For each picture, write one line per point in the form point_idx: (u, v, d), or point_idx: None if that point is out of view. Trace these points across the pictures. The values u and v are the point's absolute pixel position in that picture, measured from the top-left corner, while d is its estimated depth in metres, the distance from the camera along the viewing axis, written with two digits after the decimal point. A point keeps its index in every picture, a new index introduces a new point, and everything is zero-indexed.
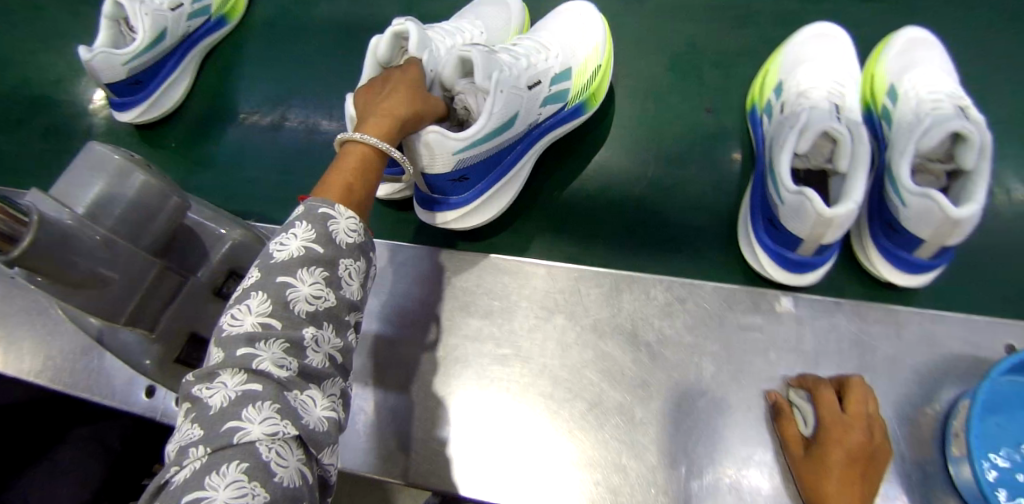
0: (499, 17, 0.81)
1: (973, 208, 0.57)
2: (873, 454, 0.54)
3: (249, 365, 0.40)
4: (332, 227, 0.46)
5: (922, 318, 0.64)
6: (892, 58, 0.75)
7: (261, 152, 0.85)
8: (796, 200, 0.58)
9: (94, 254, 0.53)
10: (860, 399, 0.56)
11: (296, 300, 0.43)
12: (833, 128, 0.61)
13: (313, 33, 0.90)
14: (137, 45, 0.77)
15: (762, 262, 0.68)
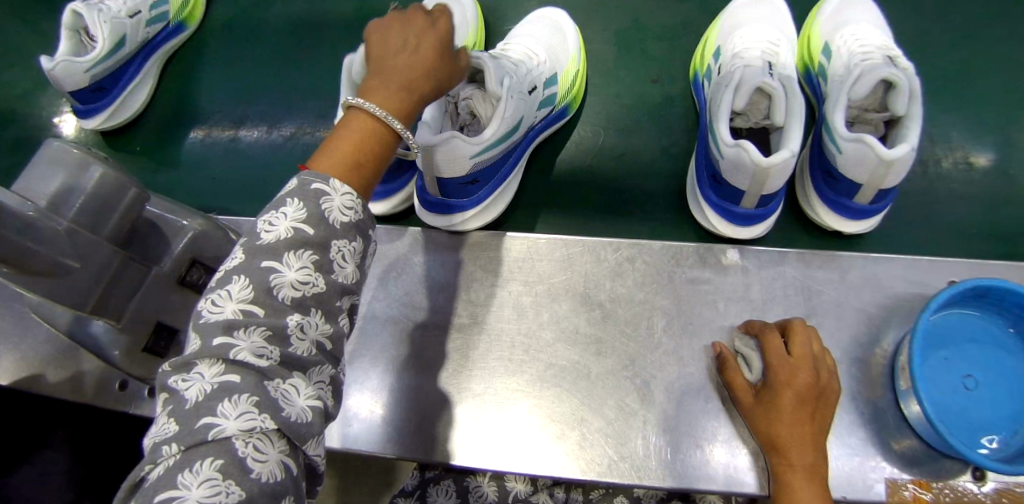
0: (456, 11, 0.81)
1: (904, 149, 0.57)
2: (823, 393, 0.54)
3: (225, 356, 0.35)
4: (324, 206, 0.40)
5: (865, 260, 0.65)
6: (825, 17, 0.75)
7: (221, 151, 0.88)
8: (733, 154, 0.58)
9: (57, 243, 0.54)
10: (803, 340, 0.55)
11: (279, 286, 0.38)
12: (766, 82, 0.60)
13: (272, 32, 0.92)
14: (96, 52, 0.79)
15: (710, 218, 0.70)
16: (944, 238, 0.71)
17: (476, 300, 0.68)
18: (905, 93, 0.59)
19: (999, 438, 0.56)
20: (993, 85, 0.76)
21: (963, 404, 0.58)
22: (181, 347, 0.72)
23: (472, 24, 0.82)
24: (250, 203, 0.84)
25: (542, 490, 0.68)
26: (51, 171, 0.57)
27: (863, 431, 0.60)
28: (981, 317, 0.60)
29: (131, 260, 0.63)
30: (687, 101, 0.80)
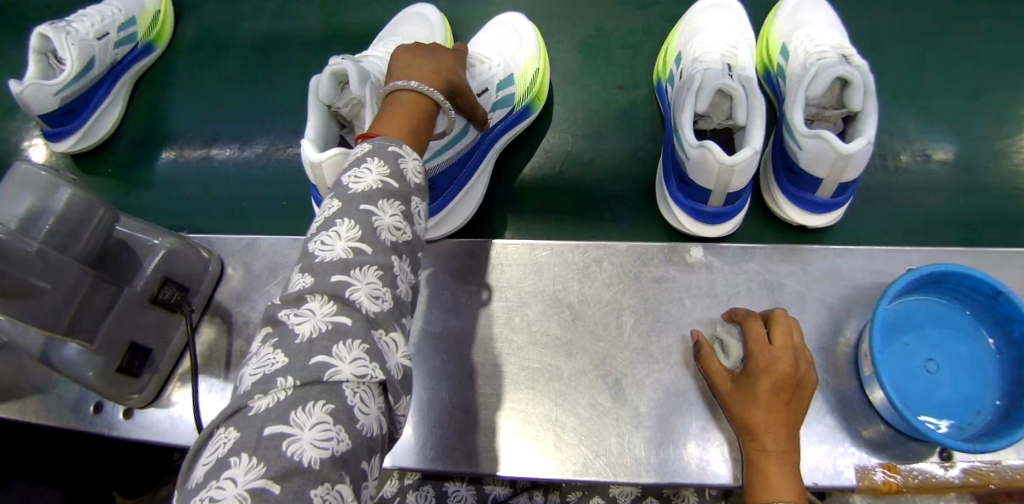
0: (422, 31, 0.80)
1: (863, 142, 0.56)
2: (800, 383, 0.54)
3: (341, 294, 0.38)
4: (403, 166, 0.45)
5: (827, 252, 0.66)
6: (782, 18, 0.75)
7: (194, 169, 0.88)
8: (697, 155, 0.57)
9: (24, 264, 0.54)
10: (783, 329, 0.56)
11: (382, 229, 0.41)
12: (726, 83, 0.59)
13: (242, 50, 0.93)
14: (65, 75, 0.79)
15: (679, 219, 0.70)
16: (907, 226, 0.73)
17: (446, 307, 0.68)
18: (859, 89, 0.57)
19: (962, 419, 0.58)
20: (947, 78, 0.79)
21: (926, 387, 0.59)
22: (154, 366, 0.71)
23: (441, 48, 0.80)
24: (224, 221, 0.85)
25: (521, 492, 0.70)
26: (19, 194, 0.56)
27: (831, 418, 0.61)
28: (938, 303, 0.62)
29: (102, 281, 0.63)
30: (652, 106, 0.82)
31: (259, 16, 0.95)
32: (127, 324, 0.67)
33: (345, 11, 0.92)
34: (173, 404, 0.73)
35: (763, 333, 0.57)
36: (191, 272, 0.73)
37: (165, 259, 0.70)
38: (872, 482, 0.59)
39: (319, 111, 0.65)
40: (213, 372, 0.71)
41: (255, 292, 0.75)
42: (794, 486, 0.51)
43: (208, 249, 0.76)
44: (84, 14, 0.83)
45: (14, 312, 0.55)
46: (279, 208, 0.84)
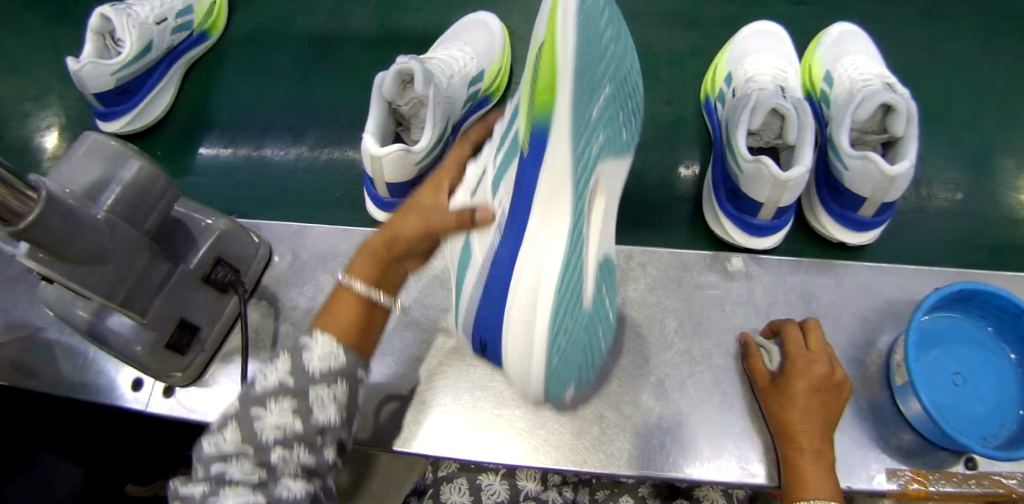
0: (485, 40, 0.87)
1: (905, 165, 0.63)
2: (834, 387, 0.57)
3: (224, 477, 0.42)
4: (303, 360, 0.46)
5: (859, 268, 0.70)
6: (825, 48, 0.82)
7: (241, 161, 0.90)
8: (753, 168, 0.63)
9: (97, 231, 0.54)
10: (817, 335, 0.60)
11: (261, 429, 0.43)
12: (780, 104, 0.66)
13: (297, 47, 0.97)
14: (124, 56, 0.82)
15: (729, 232, 0.74)
16: (931, 250, 0.77)
17: None
18: (902, 116, 0.64)
19: (988, 430, 0.61)
20: (969, 116, 0.84)
21: (954, 399, 0.62)
22: (200, 345, 0.73)
23: (497, 54, 0.88)
24: (270, 214, 0.86)
25: (553, 488, 0.72)
26: (89, 162, 0.57)
27: (861, 425, 0.64)
28: (970, 320, 0.65)
29: (160, 256, 0.64)
30: (698, 123, 0.86)
31: (314, 17, 0.98)
32: (179, 301, 0.68)
33: (400, 18, 0.96)
34: (213, 384, 0.74)
35: (799, 336, 0.60)
36: (243, 255, 0.74)
37: (218, 239, 0.71)
38: (902, 487, 0.62)
39: (382, 109, 0.70)
40: (258, 355, 0.72)
41: (303, 279, 0.76)
42: (829, 483, 0.53)
43: (258, 235, 0.77)
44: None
45: (75, 277, 0.55)
46: (331, 200, 0.86)
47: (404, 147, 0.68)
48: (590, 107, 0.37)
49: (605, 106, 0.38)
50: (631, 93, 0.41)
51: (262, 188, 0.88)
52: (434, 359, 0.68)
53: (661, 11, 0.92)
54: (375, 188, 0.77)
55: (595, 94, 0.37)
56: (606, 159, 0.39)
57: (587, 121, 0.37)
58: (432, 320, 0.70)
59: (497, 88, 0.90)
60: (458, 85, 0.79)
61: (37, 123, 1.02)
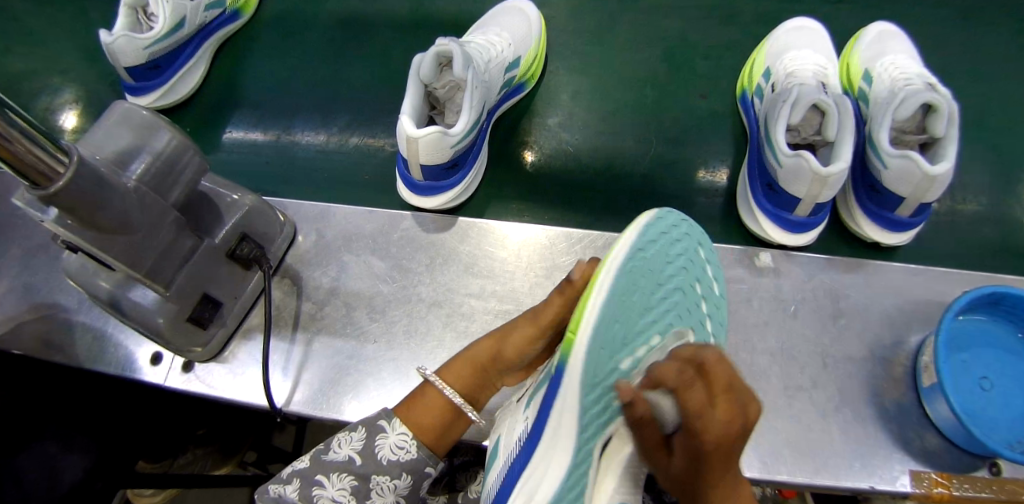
0: (521, 26, 0.90)
1: (946, 165, 0.65)
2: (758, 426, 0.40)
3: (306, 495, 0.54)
4: (379, 444, 0.56)
5: (889, 267, 0.70)
6: (863, 48, 0.85)
7: (282, 148, 0.96)
8: (793, 163, 0.67)
9: (125, 200, 0.54)
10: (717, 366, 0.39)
11: (319, 500, 0.53)
12: (821, 99, 0.70)
13: (336, 28, 1.03)
14: (157, 31, 0.87)
15: (765, 228, 0.77)
16: (943, 255, 0.80)
17: (520, 288, 0.71)
18: (943, 116, 0.67)
19: (1016, 435, 0.61)
20: (988, 125, 0.87)
21: (980, 404, 0.62)
22: (221, 321, 0.72)
23: (533, 42, 0.91)
24: (309, 190, 0.92)
25: None
26: (117, 130, 0.57)
27: (888, 426, 0.64)
28: (997, 324, 0.64)
29: (185, 230, 0.63)
30: (733, 116, 0.91)
31: (355, 13, 1.04)
32: (203, 273, 0.67)
33: (433, 5, 1.03)
34: (233, 361, 0.74)
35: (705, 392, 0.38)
36: (268, 232, 0.74)
37: (246, 215, 0.71)
38: (927, 491, 0.61)
39: (419, 90, 0.74)
40: (280, 333, 0.72)
41: (327, 260, 0.76)
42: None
43: (283, 214, 0.77)
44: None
45: (101, 243, 0.54)
46: (359, 180, 0.92)
47: (441, 130, 0.69)
48: (622, 354, 0.44)
49: (638, 361, 0.45)
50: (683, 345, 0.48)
51: (302, 174, 0.93)
52: (458, 343, 0.69)
53: (686, 17, 0.97)
54: (410, 171, 0.78)
55: (634, 348, 0.45)
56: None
57: (605, 369, 0.44)
58: (457, 302, 0.71)
59: (532, 76, 0.93)
60: (495, 70, 0.82)
61: (64, 97, 1.03)
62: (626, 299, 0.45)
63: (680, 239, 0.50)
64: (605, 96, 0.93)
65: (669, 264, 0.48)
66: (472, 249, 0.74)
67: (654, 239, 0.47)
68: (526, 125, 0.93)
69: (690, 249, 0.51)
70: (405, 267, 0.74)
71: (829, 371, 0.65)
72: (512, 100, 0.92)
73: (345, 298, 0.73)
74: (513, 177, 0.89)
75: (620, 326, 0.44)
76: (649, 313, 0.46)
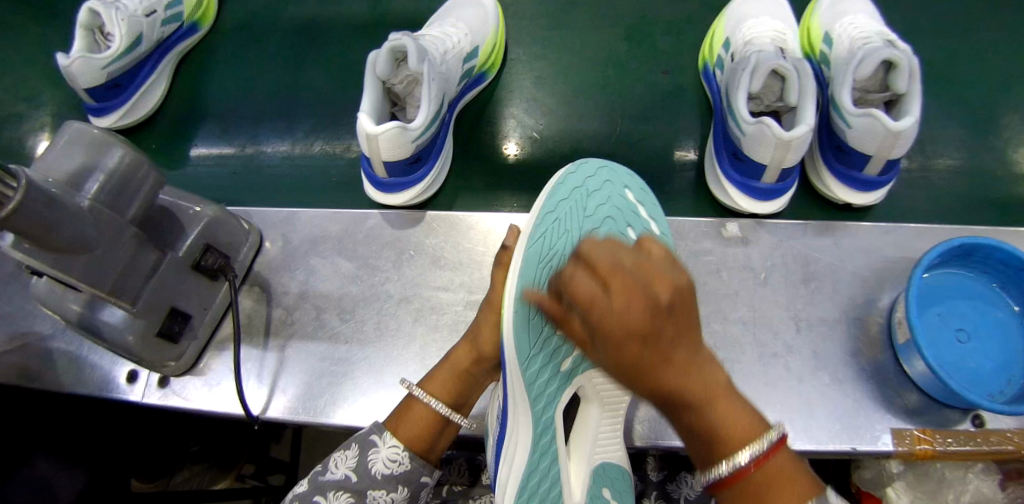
0: (478, 15, 0.89)
1: (910, 120, 0.64)
2: (681, 302, 0.38)
3: None
4: (371, 459, 0.56)
5: (858, 227, 0.69)
6: (822, 10, 0.84)
7: (250, 157, 0.95)
8: (755, 130, 0.66)
9: (81, 219, 0.53)
10: (618, 257, 0.37)
11: None
12: (780, 64, 0.69)
13: (295, 32, 1.03)
14: (114, 49, 0.86)
15: (734, 198, 0.76)
16: (916, 211, 0.79)
17: (489, 277, 0.71)
18: (904, 72, 0.66)
19: (993, 387, 0.60)
20: (956, 76, 0.85)
21: (957, 356, 0.61)
22: (193, 333, 0.72)
23: (491, 30, 0.90)
24: (279, 197, 0.92)
25: None
26: (69, 151, 0.55)
27: (867, 386, 0.63)
28: (970, 274, 0.64)
29: (148, 245, 0.63)
30: (697, 89, 0.90)
31: (313, 17, 1.03)
32: (169, 288, 0.67)
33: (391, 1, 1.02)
34: (209, 372, 0.74)
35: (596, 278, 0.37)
36: (233, 241, 0.74)
37: (209, 226, 0.70)
38: (909, 448, 0.60)
39: (376, 87, 0.73)
40: (252, 341, 0.72)
41: (295, 264, 0.76)
42: (799, 471, 0.38)
43: (249, 222, 0.77)
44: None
45: (60, 263, 0.54)
46: (328, 184, 0.92)
47: (400, 125, 0.68)
48: None
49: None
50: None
51: (270, 182, 0.93)
52: (431, 335, 0.69)
53: None
54: (374, 168, 0.77)
55: None
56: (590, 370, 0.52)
57: (540, 330, 0.50)
58: (426, 296, 0.71)
59: (493, 64, 0.92)
60: (453, 61, 0.81)
61: (30, 123, 1.02)
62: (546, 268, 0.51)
63: (596, 192, 0.55)
64: (569, 79, 0.92)
65: (588, 219, 0.53)
66: (440, 242, 0.74)
67: (563, 204, 0.54)
68: (490, 114, 0.92)
69: (612, 198, 0.55)
70: (373, 265, 0.74)
71: (803, 335, 0.65)
72: (474, 90, 0.91)
73: (314, 301, 0.73)
74: (480, 167, 0.89)
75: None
76: None
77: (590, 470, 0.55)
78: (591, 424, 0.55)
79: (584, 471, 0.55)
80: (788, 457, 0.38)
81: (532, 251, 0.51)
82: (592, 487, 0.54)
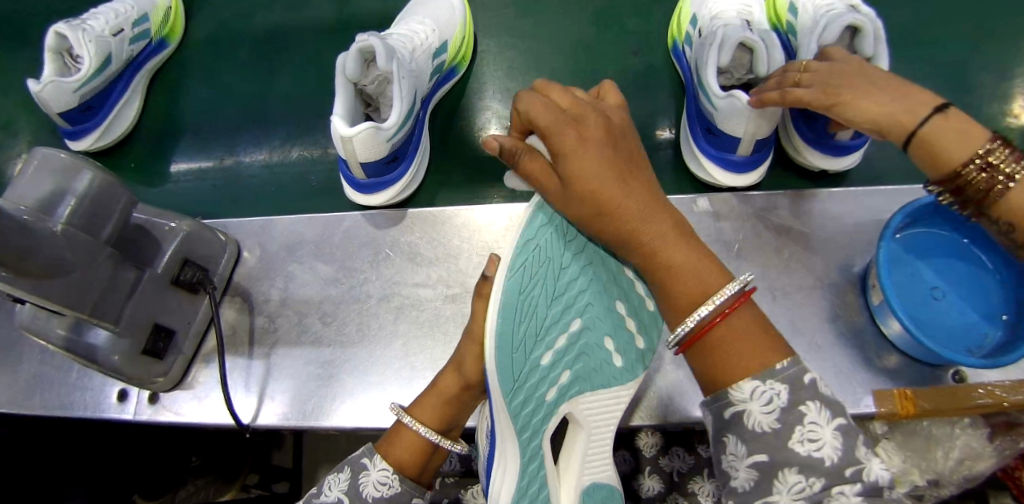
0: (443, 8, 0.88)
1: None
2: (625, 134, 0.54)
3: None
4: (362, 482, 0.56)
5: (829, 193, 0.69)
6: None
7: (228, 168, 0.96)
8: (727, 104, 0.66)
9: (53, 243, 0.53)
10: (558, 108, 0.51)
11: None
12: (748, 37, 0.69)
13: (265, 40, 1.02)
14: (83, 72, 0.85)
15: (713, 175, 0.76)
16: (890, 173, 0.79)
17: (464, 270, 0.71)
18: (869, 36, 0.66)
19: (972, 341, 0.61)
20: (926, 34, 0.85)
21: (932, 313, 0.62)
22: (177, 348, 0.73)
23: (458, 24, 0.89)
24: (261, 205, 0.92)
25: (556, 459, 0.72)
26: (38, 178, 0.55)
27: (847, 351, 0.63)
28: (941, 231, 0.64)
29: (124, 264, 0.63)
30: (668, 67, 0.89)
31: (282, 25, 1.03)
32: (149, 304, 0.67)
33: (358, 1, 1.02)
34: (198, 386, 0.75)
35: (546, 115, 0.50)
36: (209, 253, 0.74)
37: (186, 240, 0.70)
38: (891, 409, 0.59)
39: (348, 89, 0.72)
40: (237, 351, 0.73)
41: (274, 272, 0.76)
42: (767, 329, 0.47)
43: (224, 233, 0.77)
44: (99, 12, 0.89)
45: (38, 288, 0.54)
46: (308, 188, 0.92)
47: (373, 125, 0.68)
48: (538, 348, 0.51)
49: (558, 351, 0.52)
50: (606, 319, 0.54)
51: (250, 190, 0.94)
52: (413, 332, 0.70)
53: None
54: (351, 171, 0.76)
55: (550, 340, 0.52)
56: (574, 397, 0.53)
57: (525, 367, 0.51)
58: (406, 293, 0.72)
59: (463, 57, 0.91)
60: (422, 58, 0.81)
61: (8, 151, 1.02)
62: (524, 299, 0.51)
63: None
64: (540, 66, 0.92)
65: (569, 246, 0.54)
66: (417, 238, 0.74)
67: (545, 230, 0.54)
68: (464, 109, 0.92)
69: None
70: (350, 267, 0.74)
71: (779, 304, 0.65)
72: (447, 85, 0.91)
73: (295, 307, 0.74)
74: (455, 162, 0.89)
75: (528, 324, 0.51)
76: (555, 302, 0.52)
77: (580, 492, 0.54)
78: (581, 443, 0.54)
79: (574, 491, 0.54)
80: (750, 307, 0.48)
81: (513, 281, 0.51)
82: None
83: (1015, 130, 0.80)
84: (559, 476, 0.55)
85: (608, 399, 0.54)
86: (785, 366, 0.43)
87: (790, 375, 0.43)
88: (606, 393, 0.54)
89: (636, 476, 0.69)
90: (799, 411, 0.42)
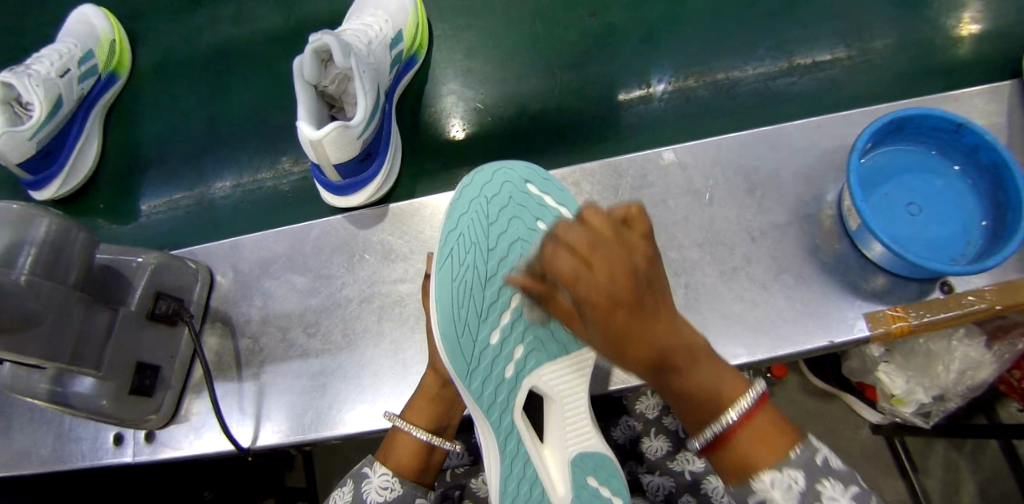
0: None
1: None
2: (654, 274, 0.43)
3: None
4: (365, 489, 0.56)
5: (793, 127, 0.68)
6: None
7: (194, 196, 0.94)
8: None
9: (17, 295, 0.52)
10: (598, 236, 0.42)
11: None
12: None
13: (216, 61, 1.00)
14: (37, 117, 0.82)
15: None
16: (848, 101, 0.81)
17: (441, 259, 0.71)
18: None
19: (956, 250, 0.60)
20: None
21: (914, 228, 0.61)
22: (165, 383, 0.71)
23: (410, 10, 0.86)
24: (232, 228, 0.90)
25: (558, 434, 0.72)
26: None
27: (833, 278, 0.63)
28: (910, 147, 0.64)
29: (96, 307, 0.61)
30: (625, 25, 0.88)
31: (231, 43, 1.00)
32: (129, 341, 0.66)
33: (302, 6, 1.00)
34: (192, 418, 0.73)
35: (571, 263, 0.41)
36: (182, 283, 0.72)
37: (158, 272, 0.69)
38: (885, 328, 0.59)
39: (309, 92, 0.69)
40: (226, 376, 0.72)
41: (251, 291, 0.75)
42: (781, 423, 0.43)
43: (195, 261, 0.75)
44: (41, 55, 0.87)
45: (11, 344, 0.52)
46: (276, 205, 0.90)
47: (342, 123, 0.65)
48: (483, 329, 0.54)
49: (505, 328, 0.55)
50: None
51: (219, 215, 0.92)
52: (399, 329, 0.69)
53: None
54: (325, 175, 0.74)
55: (494, 320, 0.54)
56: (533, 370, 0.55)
57: (474, 354, 0.53)
58: (386, 291, 0.71)
59: (420, 44, 0.89)
60: (379, 51, 0.79)
61: None
62: (459, 285, 0.54)
63: (495, 199, 0.58)
64: (496, 43, 0.91)
65: (493, 227, 0.57)
66: (391, 235, 0.74)
67: (465, 220, 0.56)
68: (426, 97, 0.90)
69: (512, 197, 0.59)
70: (326, 275, 0.73)
71: (759, 244, 0.64)
72: (408, 75, 0.89)
73: (277, 323, 0.72)
74: (421, 154, 0.87)
75: (467, 308, 0.54)
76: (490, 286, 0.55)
77: (568, 464, 0.55)
78: (556, 413, 0.56)
79: (563, 465, 0.55)
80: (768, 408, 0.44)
81: (442, 270, 0.54)
82: (573, 480, 0.54)
83: (968, 40, 0.81)
84: (544, 452, 0.56)
85: (570, 369, 0.56)
86: (797, 455, 0.41)
87: (806, 461, 0.41)
88: (567, 360, 0.56)
89: (640, 441, 0.70)
90: (817, 490, 0.40)
